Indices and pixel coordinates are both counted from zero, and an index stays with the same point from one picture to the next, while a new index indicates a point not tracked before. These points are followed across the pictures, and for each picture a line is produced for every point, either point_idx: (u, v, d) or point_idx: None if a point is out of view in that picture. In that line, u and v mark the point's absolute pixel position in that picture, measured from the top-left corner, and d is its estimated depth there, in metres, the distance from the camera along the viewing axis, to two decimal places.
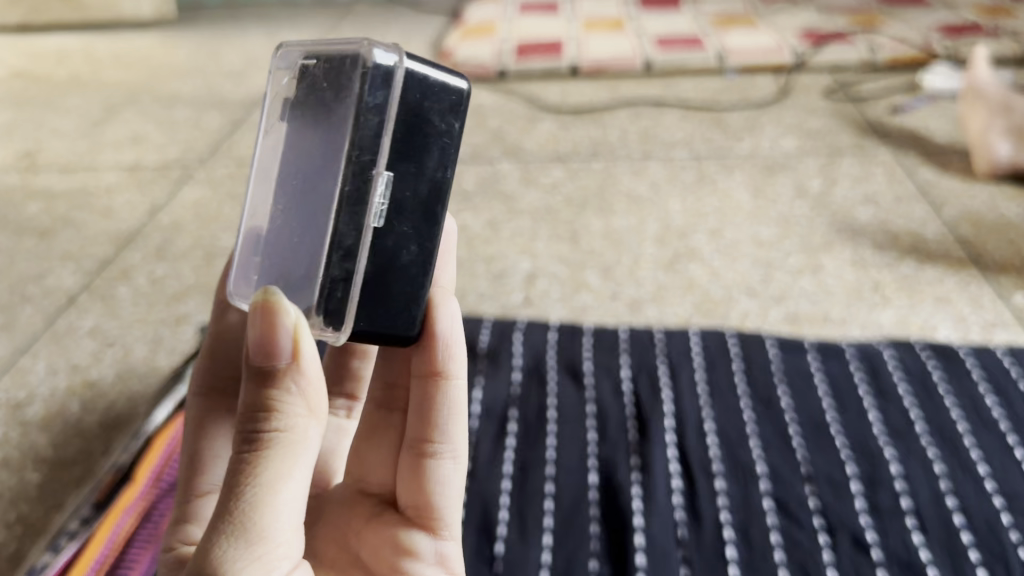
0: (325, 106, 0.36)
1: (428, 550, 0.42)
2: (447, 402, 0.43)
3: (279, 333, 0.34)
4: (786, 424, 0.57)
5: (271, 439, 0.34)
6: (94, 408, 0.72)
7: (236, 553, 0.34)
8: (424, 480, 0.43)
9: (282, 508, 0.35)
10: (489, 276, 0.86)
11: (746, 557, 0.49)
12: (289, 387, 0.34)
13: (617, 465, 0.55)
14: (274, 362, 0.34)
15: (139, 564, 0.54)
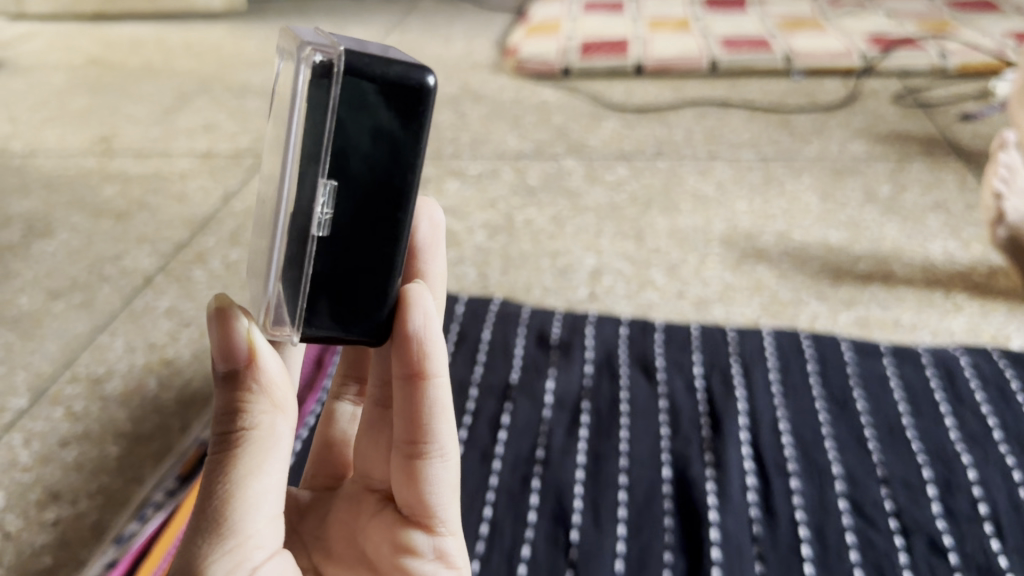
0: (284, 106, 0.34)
1: (426, 546, 0.42)
2: (431, 404, 0.40)
3: (233, 335, 0.35)
4: (861, 425, 0.57)
5: (238, 437, 0.35)
6: (171, 386, 0.74)
7: (212, 552, 0.34)
8: (415, 483, 0.41)
9: (257, 510, 0.35)
10: (555, 270, 0.87)
11: (821, 556, 0.49)
12: (252, 386, 0.36)
13: (691, 460, 0.55)
14: (232, 363, 0.35)
15: None
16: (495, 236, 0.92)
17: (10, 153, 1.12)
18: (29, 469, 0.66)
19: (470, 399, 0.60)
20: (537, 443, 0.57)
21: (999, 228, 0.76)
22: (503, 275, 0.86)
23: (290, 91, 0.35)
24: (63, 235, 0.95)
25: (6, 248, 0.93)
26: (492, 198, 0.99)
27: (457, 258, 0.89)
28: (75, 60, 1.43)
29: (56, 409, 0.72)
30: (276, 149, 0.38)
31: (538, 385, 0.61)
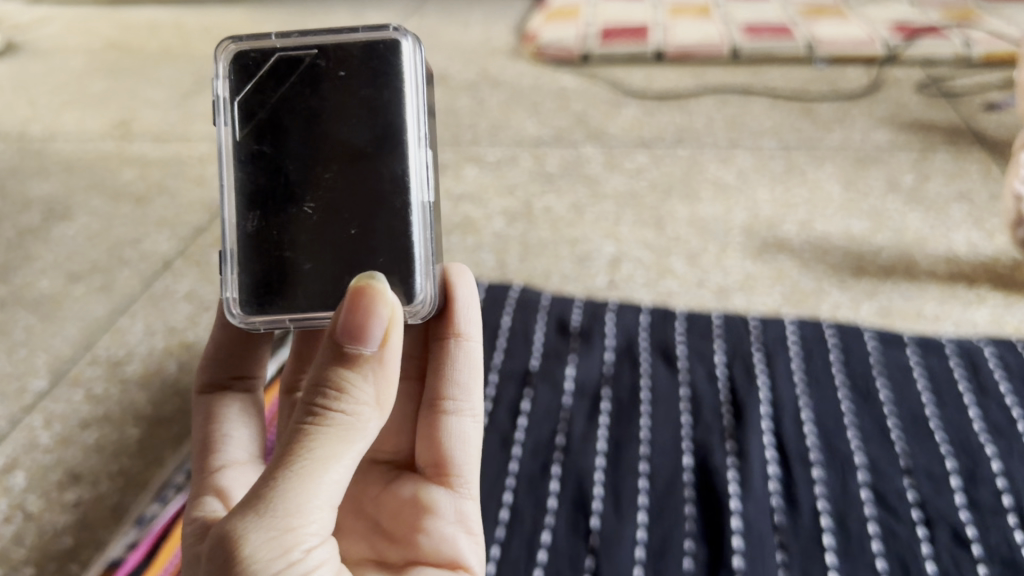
0: (359, 88, 0.45)
1: (449, 509, 0.47)
2: (461, 361, 0.51)
3: (371, 323, 0.39)
4: (884, 416, 0.56)
5: (335, 416, 0.38)
6: (191, 369, 0.75)
7: (274, 513, 0.36)
8: (445, 438, 0.49)
9: (322, 493, 0.37)
10: (574, 258, 0.87)
11: (844, 545, 0.49)
12: (363, 374, 0.39)
13: (712, 448, 0.55)
14: (356, 344, 0.39)
15: None
16: (513, 223, 0.92)
17: (29, 137, 1.13)
18: (50, 451, 0.66)
19: (490, 390, 0.60)
20: (557, 430, 0.57)
21: (1021, 231, 0.77)
22: (521, 263, 0.86)
23: (342, 91, 0.45)
24: (83, 219, 0.96)
25: (26, 231, 0.94)
26: (511, 184, 0.99)
27: (476, 244, 0.89)
28: (93, 44, 1.43)
29: (76, 391, 0.72)
30: (302, 153, 0.46)
31: (557, 371, 0.61)
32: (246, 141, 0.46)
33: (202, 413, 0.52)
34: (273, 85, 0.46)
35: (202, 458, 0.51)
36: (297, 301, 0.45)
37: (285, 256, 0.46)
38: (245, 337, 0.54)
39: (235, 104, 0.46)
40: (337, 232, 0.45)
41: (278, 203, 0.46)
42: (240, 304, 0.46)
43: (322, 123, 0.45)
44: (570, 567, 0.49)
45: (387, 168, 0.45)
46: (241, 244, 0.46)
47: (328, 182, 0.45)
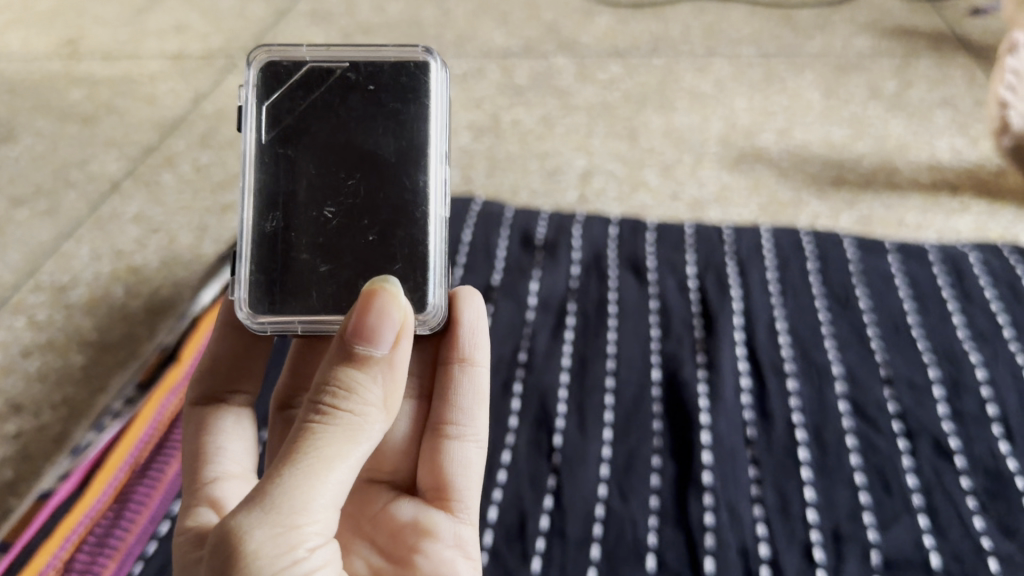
0: (386, 103, 0.42)
1: (448, 532, 0.40)
2: (466, 388, 0.44)
3: (385, 321, 0.34)
4: (864, 325, 0.53)
5: (340, 416, 0.33)
6: (139, 293, 0.71)
7: (274, 511, 0.31)
8: (440, 460, 0.42)
9: (327, 492, 0.32)
10: (543, 172, 0.83)
11: (819, 459, 0.46)
12: (372, 374, 0.34)
13: (682, 361, 0.51)
14: (368, 344, 0.34)
15: (150, 505, 0.45)
16: (479, 137, 0.86)
17: None
18: None
19: None
20: (519, 346, 0.53)
21: (1005, 138, 0.73)
22: (488, 178, 0.82)
23: (371, 103, 0.42)
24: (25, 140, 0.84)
25: None
26: (475, 98, 0.90)
27: None
28: None
29: (18, 318, 0.68)
30: (322, 160, 0.41)
31: (521, 286, 0.57)
32: (270, 145, 0.41)
33: (193, 426, 0.43)
34: (301, 93, 0.42)
35: (194, 467, 0.41)
36: (311, 305, 0.40)
37: (301, 257, 0.40)
38: (237, 355, 0.45)
39: (260, 110, 0.41)
40: (353, 240, 0.40)
41: (298, 204, 0.41)
42: (250, 304, 0.40)
43: (348, 130, 0.41)
44: (532, 490, 0.46)
45: (412, 180, 0.41)
46: (256, 246, 0.40)
47: (349, 190, 0.41)
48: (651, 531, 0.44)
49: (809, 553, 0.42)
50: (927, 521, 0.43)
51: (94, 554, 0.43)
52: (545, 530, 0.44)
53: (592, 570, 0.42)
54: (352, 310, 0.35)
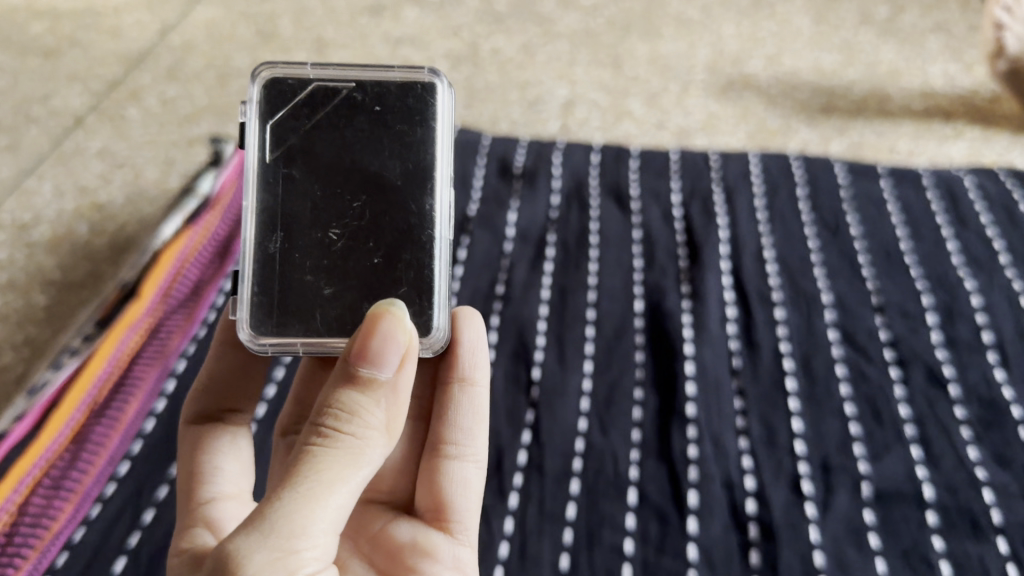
0: (393, 126, 0.38)
1: (446, 554, 0.36)
2: (465, 409, 0.39)
3: (391, 343, 0.31)
4: (856, 252, 0.51)
5: (343, 440, 0.30)
6: (104, 232, 0.68)
7: (272, 535, 0.27)
8: (437, 480, 0.38)
9: (327, 519, 0.28)
10: (524, 102, 0.79)
11: (808, 390, 0.44)
12: (377, 397, 0.31)
13: (666, 292, 0.49)
14: (373, 367, 0.30)
15: (108, 448, 0.42)
16: (457, 66, 0.81)
17: None
18: None
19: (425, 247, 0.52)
20: (496, 279, 0.50)
21: (1000, 62, 0.70)
22: (466, 109, 0.78)
23: (379, 125, 0.38)
24: None
25: None
26: (453, 25, 0.84)
27: None
28: None
29: None
30: (327, 182, 0.37)
31: (498, 217, 0.54)
32: (273, 164, 0.37)
33: (189, 446, 0.39)
34: (306, 112, 0.37)
35: (189, 489, 0.37)
36: (313, 330, 0.36)
37: (303, 279, 0.36)
38: (235, 374, 0.40)
39: (262, 128, 0.37)
40: (358, 263, 0.36)
41: (301, 224, 0.36)
42: (252, 326, 0.36)
43: (355, 151, 0.37)
44: (509, 425, 0.44)
45: (419, 204, 0.37)
46: (256, 269, 0.36)
47: (355, 213, 0.37)
48: (632, 465, 0.42)
49: (797, 486, 0.41)
50: (920, 452, 0.41)
51: (48, 498, 0.40)
52: (523, 465, 0.42)
53: (572, 507, 0.41)
54: (357, 331, 0.31)
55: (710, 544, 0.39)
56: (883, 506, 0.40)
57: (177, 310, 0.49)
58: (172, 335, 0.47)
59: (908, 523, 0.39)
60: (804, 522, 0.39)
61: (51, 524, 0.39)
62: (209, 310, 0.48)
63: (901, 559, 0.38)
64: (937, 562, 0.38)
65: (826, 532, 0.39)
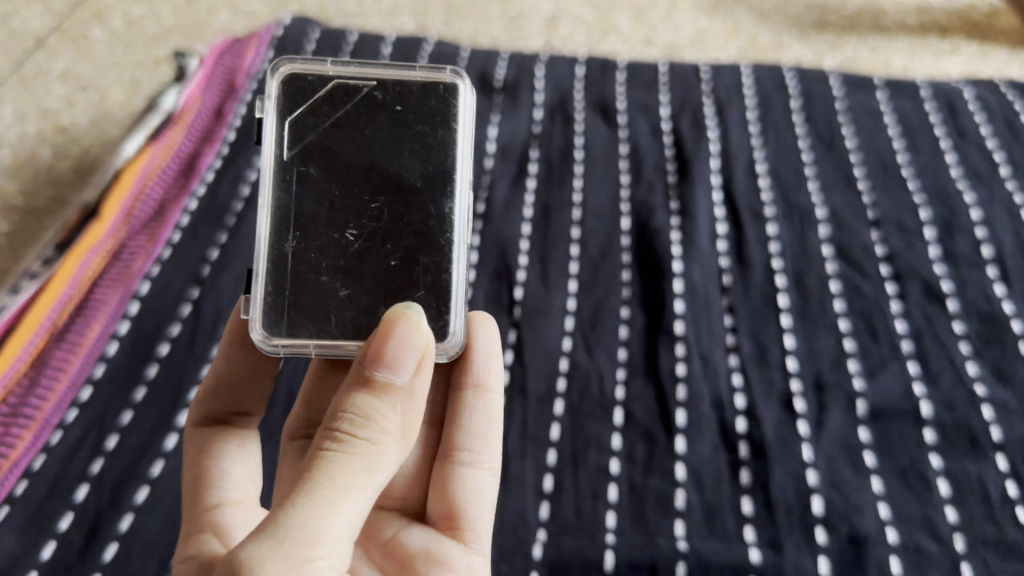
0: (412, 127, 0.35)
1: (460, 563, 0.33)
2: (479, 416, 0.36)
3: (410, 345, 0.28)
4: (852, 165, 0.48)
5: (359, 446, 0.27)
6: (67, 156, 0.64)
7: (285, 544, 0.24)
8: (447, 487, 0.35)
9: (343, 526, 0.25)
10: (505, 18, 0.74)
11: (800, 307, 0.42)
12: (392, 402, 0.28)
13: (654, 208, 0.47)
14: (390, 371, 0.28)
15: (69, 372, 0.40)
16: None
17: None
18: None
19: None
20: (477, 197, 0.47)
21: None
22: (445, 25, 0.73)
23: (399, 125, 0.35)
24: None
25: None
26: None
27: (393, 7, 0.74)
28: None
29: None
30: (344, 181, 0.34)
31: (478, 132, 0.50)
32: (290, 162, 0.34)
33: (193, 451, 0.35)
34: (325, 109, 0.34)
35: (195, 493, 0.33)
36: (326, 333, 0.33)
37: (317, 279, 0.33)
38: (247, 377, 0.36)
39: (279, 124, 0.34)
40: (374, 266, 0.33)
41: (316, 222, 0.33)
42: (264, 327, 0.33)
43: (373, 150, 0.34)
44: None
45: (439, 207, 0.34)
46: (269, 267, 0.33)
47: (373, 214, 0.34)
48: (618, 385, 0.40)
49: (789, 404, 0.39)
50: (917, 368, 0.40)
51: (5, 425, 0.38)
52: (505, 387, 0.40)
53: (555, 428, 0.39)
54: (372, 333, 0.29)
55: (699, 464, 0.38)
56: (878, 424, 0.38)
57: (141, 234, 0.46)
58: (135, 257, 0.44)
59: (905, 442, 0.38)
60: (796, 441, 0.38)
61: (8, 453, 0.37)
62: (173, 229, 0.45)
63: (897, 476, 0.37)
64: (934, 480, 0.37)
65: (819, 450, 0.38)
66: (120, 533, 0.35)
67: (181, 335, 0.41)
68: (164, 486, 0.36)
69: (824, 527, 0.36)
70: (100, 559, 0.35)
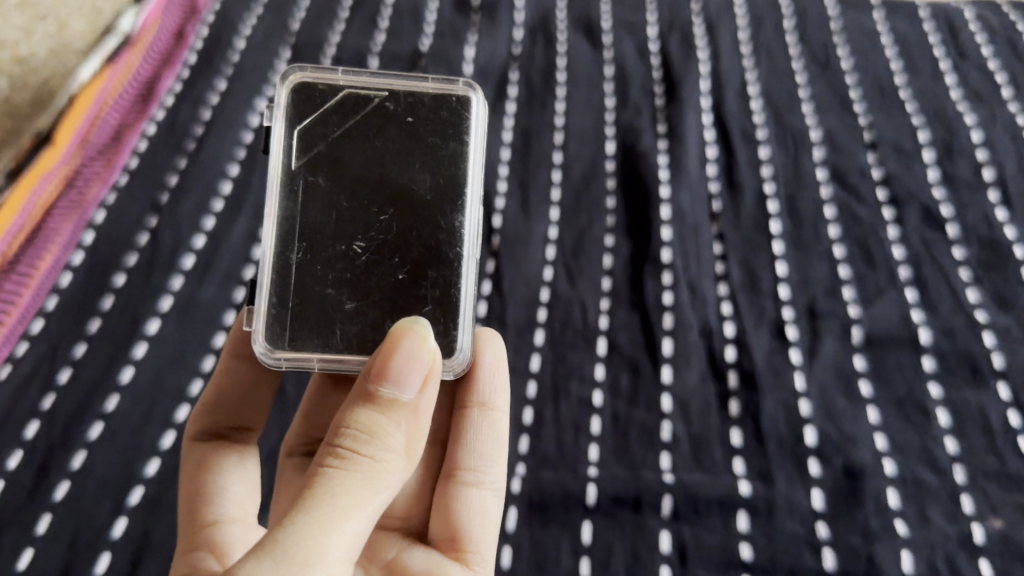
0: (423, 137, 0.32)
1: None
2: (484, 435, 0.33)
3: (417, 362, 0.26)
4: (847, 87, 0.45)
5: (363, 466, 0.24)
6: (24, 87, 0.59)
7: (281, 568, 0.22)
8: (449, 509, 0.32)
9: (343, 546, 0.23)
10: None
11: (793, 233, 0.40)
12: (398, 421, 0.25)
13: (640, 131, 0.44)
14: (396, 388, 0.25)
15: (18, 306, 0.37)
16: None
17: None
18: None
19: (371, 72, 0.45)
20: None
21: None
22: None
23: (410, 135, 0.32)
24: None
25: None
26: None
27: None
28: None
29: None
30: (352, 194, 0.31)
31: (455, 53, 0.47)
32: (296, 173, 0.31)
33: (189, 471, 0.32)
34: (334, 119, 0.31)
35: (192, 511, 0.31)
36: (330, 348, 0.30)
37: (322, 291, 0.30)
38: (246, 392, 0.34)
39: (287, 133, 0.31)
40: (381, 280, 0.30)
41: (321, 233, 0.30)
42: (266, 341, 0.30)
43: (383, 160, 0.31)
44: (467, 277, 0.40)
45: (450, 221, 0.31)
46: (272, 282, 0.30)
47: (381, 226, 0.31)
48: (601, 314, 0.38)
49: (781, 332, 0.37)
50: (915, 295, 0.38)
51: None
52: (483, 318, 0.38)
53: (535, 359, 0.37)
54: (379, 349, 0.26)
55: (686, 394, 0.36)
56: (874, 351, 0.36)
57: (97, 159, 0.42)
58: (89, 184, 0.41)
59: (902, 370, 0.36)
60: (788, 370, 0.36)
61: None
62: (129, 157, 0.42)
63: (894, 407, 0.35)
64: (934, 410, 0.35)
65: (812, 379, 0.36)
66: (72, 470, 0.33)
67: (139, 267, 0.38)
68: (119, 421, 0.34)
69: (818, 459, 0.34)
70: (52, 496, 0.33)
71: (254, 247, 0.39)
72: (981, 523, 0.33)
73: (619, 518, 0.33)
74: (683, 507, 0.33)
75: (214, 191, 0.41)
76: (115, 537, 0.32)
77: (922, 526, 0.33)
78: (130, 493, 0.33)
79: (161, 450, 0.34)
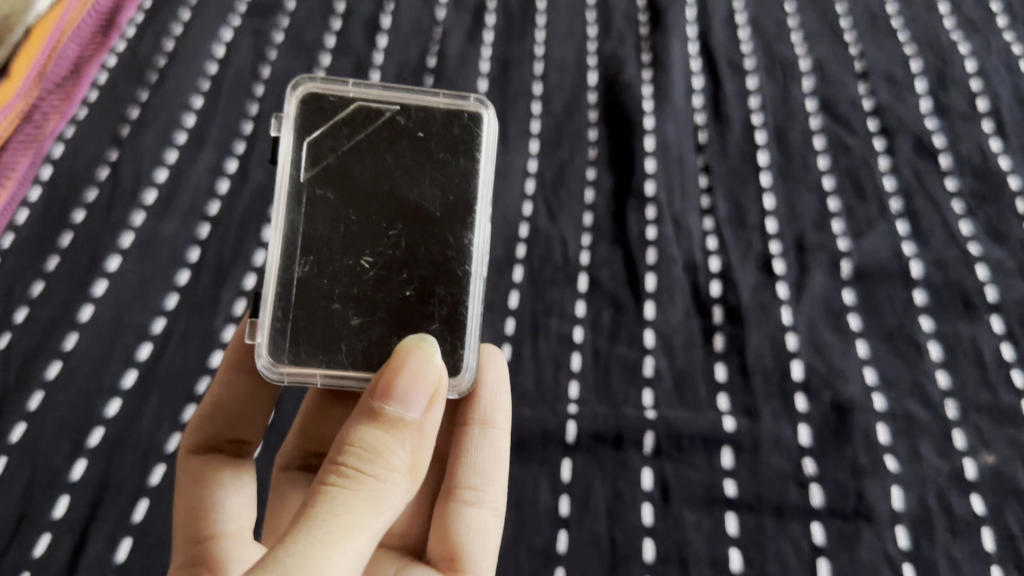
0: (434, 154, 0.30)
1: None
2: (484, 453, 0.31)
3: (422, 379, 0.24)
4: (837, 16, 0.43)
5: (368, 485, 0.23)
6: None
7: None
8: (447, 526, 0.31)
9: (347, 564, 0.21)
10: None
11: (781, 164, 0.39)
12: (404, 439, 0.24)
13: (623, 62, 0.42)
14: (403, 408, 0.24)
15: None
16: None
17: None
18: None
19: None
20: (428, 49, 0.42)
21: None
22: None
23: (420, 152, 0.30)
24: None
25: None
26: None
27: None
28: None
29: None
30: (361, 209, 0.29)
31: None
32: (304, 186, 0.29)
33: (184, 486, 0.30)
34: (345, 132, 0.29)
35: (188, 527, 0.29)
36: (336, 365, 0.28)
37: (327, 306, 0.28)
38: (243, 405, 0.32)
39: (297, 144, 0.29)
40: (387, 296, 0.29)
41: (328, 247, 0.29)
42: (270, 357, 0.28)
43: (394, 175, 0.29)
44: None
45: (458, 239, 0.29)
46: (276, 298, 0.28)
47: (389, 242, 0.29)
48: (583, 250, 0.37)
49: (768, 265, 0.36)
50: (906, 226, 0.37)
51: None
52: None
53: (514, 295, 0.35)
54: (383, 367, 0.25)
55: (669, 329, 0.35)
56: (864, 284, 0.35)
57: (55, 91, 0.39)
58: (47, 117, 0.38)
59: (893, 304, 0.35)
60: (775, 304, 0.35)
61: None
62: (91, 93, 0.39)
63: (884, 340, 0.34)
64: (925, 342, 0.34)
65: (800, 312, 0.35)
66: (29, 412, 0.32)
67: (98, 202, 0.36)
68: (77, 361, 0.33)
69: (805, 394, 0.33)
70: (8, 439, 0.31)
71: (219, 181, 0.37)
72: (973, 459, 0.32)
73: (600, 455, 0.32)
74: (665, 443, 0.32)
75: (177, 125, 0.39)
76: (73, 480, 0.31)
77: (912, 461, 0.32)
78: (90, 435, 0.32)
79: (122, 390, 0.33)
